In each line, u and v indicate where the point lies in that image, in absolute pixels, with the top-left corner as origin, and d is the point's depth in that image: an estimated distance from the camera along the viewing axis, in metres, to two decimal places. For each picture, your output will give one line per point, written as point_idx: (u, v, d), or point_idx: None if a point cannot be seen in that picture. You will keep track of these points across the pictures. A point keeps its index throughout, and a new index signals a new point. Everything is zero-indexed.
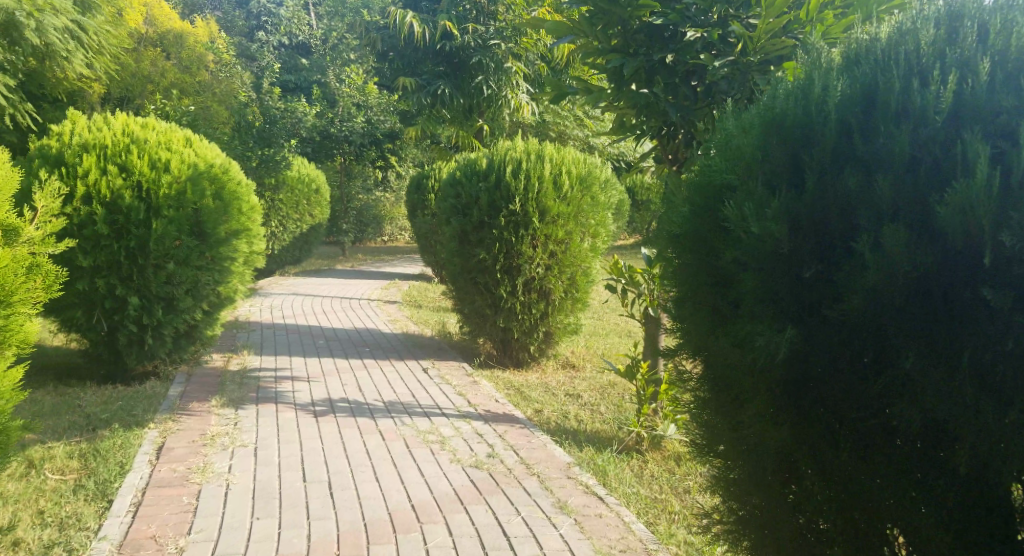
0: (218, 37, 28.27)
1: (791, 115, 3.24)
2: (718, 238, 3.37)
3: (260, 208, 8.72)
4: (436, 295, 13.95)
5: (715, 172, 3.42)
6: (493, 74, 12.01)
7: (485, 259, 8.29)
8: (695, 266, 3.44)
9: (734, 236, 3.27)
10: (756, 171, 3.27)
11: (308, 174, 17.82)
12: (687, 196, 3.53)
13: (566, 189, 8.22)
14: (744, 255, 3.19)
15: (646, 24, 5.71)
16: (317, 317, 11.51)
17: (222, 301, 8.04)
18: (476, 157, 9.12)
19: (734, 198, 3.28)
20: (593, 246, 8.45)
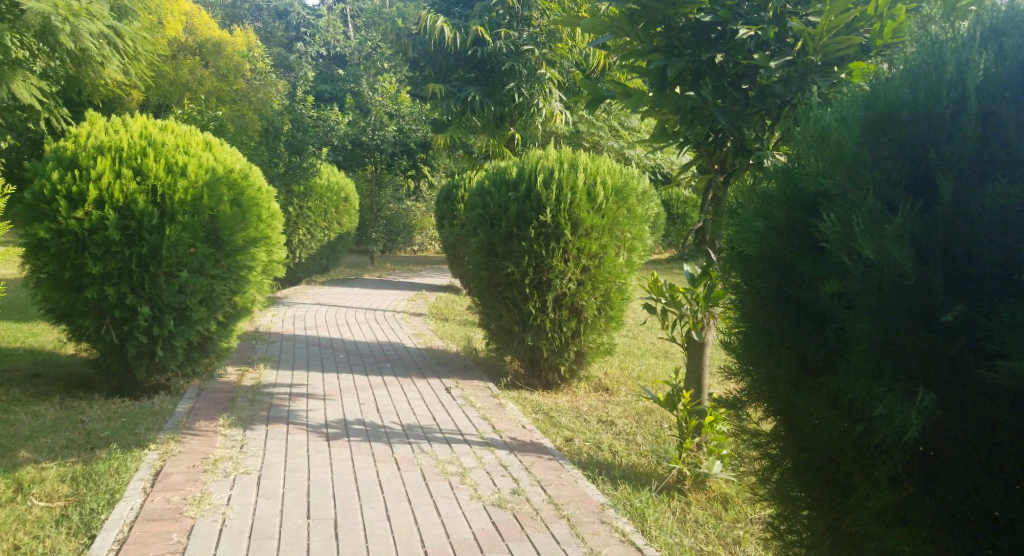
0: (255, 47, 28.48)
1: (919, 113, 3.02)
2: (813, 271, 3.18)
3: (281, 214, 8.39)
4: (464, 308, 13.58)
5: (813, 174, 3.21)
6: (525, 82, 11.45)
7: (514, 273, 7.88)
8: (769, 293, 3.35)
9: (837, 262, 3.08)
10: (869, 180, 3.06)
11: (338, 182, 17.50)
12: (776, 217, 3.33)
13: (601, 201, 7.79)
14: (856, 290, 2.99)
15: (694, 22, 5.32)
16: (340, 330, 11.14)
17: (238, 312, 7.68)
18: (507, 165, 8.72)
19: (841, 213, 3.07)
20: (628, 261, 8.00)
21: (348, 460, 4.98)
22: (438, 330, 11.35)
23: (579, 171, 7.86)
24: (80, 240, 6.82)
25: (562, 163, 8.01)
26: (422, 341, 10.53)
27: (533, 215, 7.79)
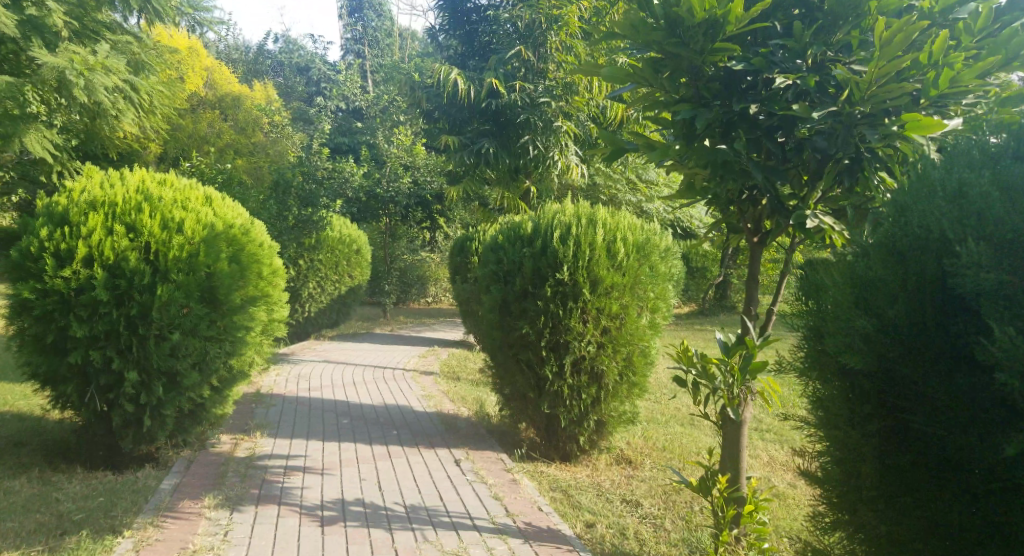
0: (273, 101, 28.54)
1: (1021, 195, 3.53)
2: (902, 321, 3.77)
3: (283, 270, 7.96)
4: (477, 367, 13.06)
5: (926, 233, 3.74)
6: (540, 135, 10.42)
7: (529, 334, 7.41)
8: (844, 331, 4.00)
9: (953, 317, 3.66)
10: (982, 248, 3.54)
11: (350, 234, 16.92)
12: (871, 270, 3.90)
13: (621, 257, 7.34)
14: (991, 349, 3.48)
15: (724, 71, 4.84)
16: (346, 391, 10.64)
17: (234, 376, 7.24)
18: (521, 219, 8.26)
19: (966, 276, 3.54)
20: (652, 322, 7.52)
21: (343, 549, 4.49)
22: (449, 392, 10.83)
23: (597, 227, 7.40)
24: (66, 300, 6.43)
25: (580, 217, 7.56)
26: (433, 404, 10.01)
27: (548, 271, 7.34)
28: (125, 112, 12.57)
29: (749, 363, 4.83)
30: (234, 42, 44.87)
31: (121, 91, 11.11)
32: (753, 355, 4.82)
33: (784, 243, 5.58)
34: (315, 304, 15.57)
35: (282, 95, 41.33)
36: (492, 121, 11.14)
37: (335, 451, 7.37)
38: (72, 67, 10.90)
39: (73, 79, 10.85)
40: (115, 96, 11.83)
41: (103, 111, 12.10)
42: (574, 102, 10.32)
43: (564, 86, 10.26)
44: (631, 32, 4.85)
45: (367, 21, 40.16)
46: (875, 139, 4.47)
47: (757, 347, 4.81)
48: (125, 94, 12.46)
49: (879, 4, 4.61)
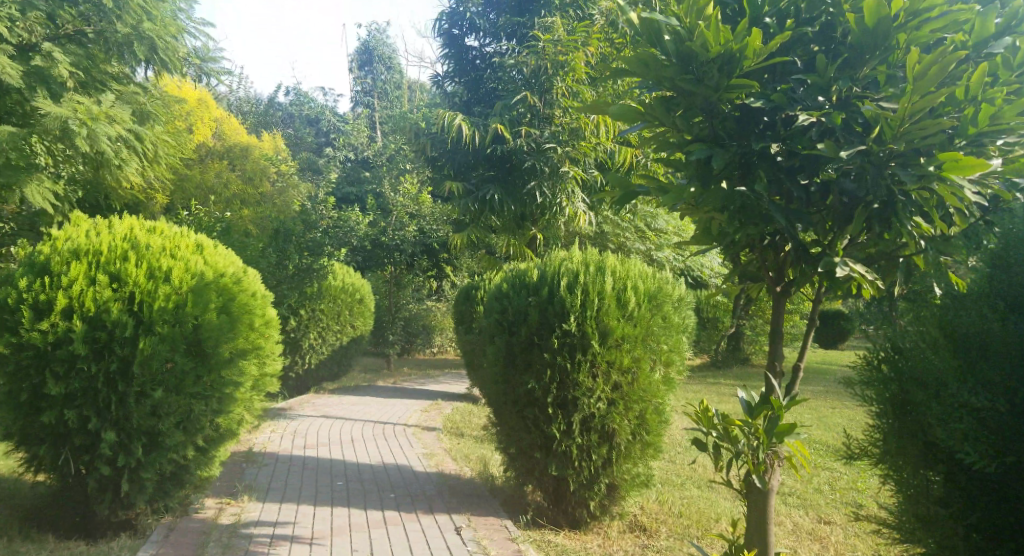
0: (281, 150, 28.42)
1: None
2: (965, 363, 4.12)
3: (277, 321, 7.57)
4: (482, 421, 12.61)
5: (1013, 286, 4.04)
6: (545, 181, 9.98)
7: (534, 389, 6.99)
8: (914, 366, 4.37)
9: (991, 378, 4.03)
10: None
11: (353, 283, 16.52)
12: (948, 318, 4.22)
13: (632, 307, 6.95)
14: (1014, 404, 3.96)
15: (742, 108, 4.49)
16: (344, 450, 10.20)
17: (222, 435, 6.83)
18: (526, 267, 7.87)
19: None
20: (665, 377, 7.10)
21: None
22: (452, 450, 10.38)
23: (606, 275, 7.01)
24: (43, 354, 6.04)
25: (588, 265, 7.18)
26: (434, 465, 9.55)
27: (555, 322, 6.94)
28: (128, 161, 12.39)
29: (776, 425, 4.52)
30: (244, 94, 45.04)
31: (106, 131, 11.00)
32: (780, 417, 4.52)
33: (808, 293, 5.19)
34: (316, 356, 15.16)
35: (290, 145, 41.30)
36: (496, 166, 10.46)
37: (329, 517, 6.92)
38: (75, 115, 10.84)
39: (77, 129, 10.77)
40: (116, 145, 11.70)
41: (106, 161, 11.98)
42: (580, 147, 9.94)
43: (571, 131, 9.98)
44: (641, 69, 4.45)
45: (375, 73, 40.26)
46: (910, 180, 4.13)
47: (784, 409, 4.50)
48: (129, 143, 12.32)
49: (909, 36, 4.28)
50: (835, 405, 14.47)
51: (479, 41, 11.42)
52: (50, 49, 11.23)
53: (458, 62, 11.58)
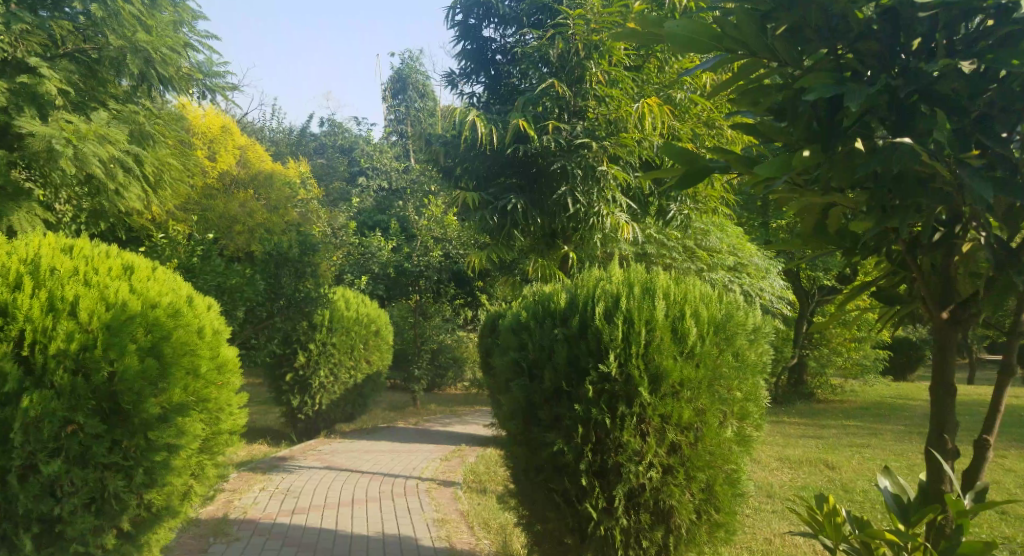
0: (307, 180, 26.93)
1: None
2: None
3: (237, 362, 6.03)
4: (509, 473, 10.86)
5: None
6: (580, 184, 8.10)
7: (564, 453, 5.28)
8: None
9: None
10: None
11: (369, 312, 14.54)
12: None
13: (693, 341, 5.22)
14: None
15: (898, 17, 2.96)
16: (340, 516, 8.54)
17: (156, 516, 5.28)
18: (549, 291, 6.15)
19: None
20: (738, 434, 5.36)
21: None
22: (469, 515, 8.64)
23: (658, 299, 5.29)
24: None
25: (632, 285, 5.46)
26: (444, 537, 7.83)
27: (588, 363, 5.24)
28: (130, 185, 10.97)
29: (957, 546, 3.06)
30: (275, 126, 43.86)
31: (91, 148, 9.63)
32: (962, 533, 3.06)
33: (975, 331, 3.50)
34: (328, 397, 13.39)
35: (321, 174, 39.71)
36: (522, 171, 8.54)
37: None
38: (61, 135, 9.50)
39: (60, 149, 9.41)
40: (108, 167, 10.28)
41: (103, 185, 10.63)
42: (621, 140, 7.99)
43: (608, 124, 8.13)
44: None
45: (408, 102, 38.73)
46: None
47: (967, 520, 3.04)
48: (128, 167, 10.85)
49: None
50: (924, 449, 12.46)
51: (499, 33, 9.34)
52: (37, 66, 9.89)
53: (476, 58, 9.50)
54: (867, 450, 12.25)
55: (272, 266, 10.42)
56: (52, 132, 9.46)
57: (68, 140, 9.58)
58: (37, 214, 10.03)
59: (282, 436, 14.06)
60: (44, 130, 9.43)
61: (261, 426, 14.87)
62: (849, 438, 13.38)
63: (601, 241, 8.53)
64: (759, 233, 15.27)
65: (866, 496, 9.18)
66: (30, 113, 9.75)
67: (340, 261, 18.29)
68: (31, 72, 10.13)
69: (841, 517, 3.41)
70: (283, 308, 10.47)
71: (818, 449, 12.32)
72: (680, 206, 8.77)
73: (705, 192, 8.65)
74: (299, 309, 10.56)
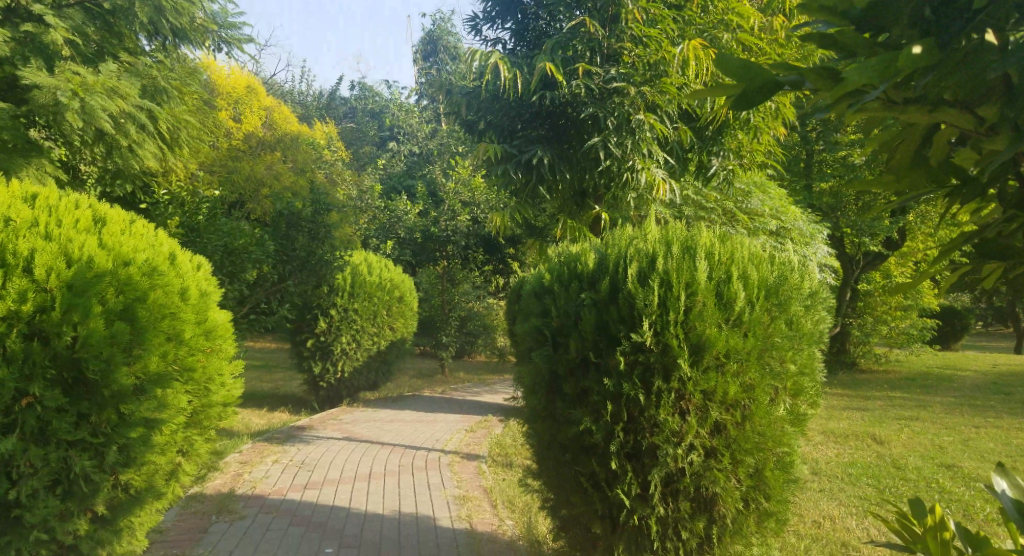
0: (335, 144, 26.25)
1: None
2: None
3: (229, 329, 5.48)
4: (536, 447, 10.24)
5: None
6: (614, 135, 7.35)
7: (591, 433, 4.64)
8: None
9: None
10: None
11: (392, 277, 13.91)
12: None
13: (740, 307, 4.52)
14: None
15: None
16: (352, 491, 7.97)
17: (136, 499, 4.81)
18: (577, 251, 5.47)
19: None
20: (791, 412, 4.66)
21: None
22: (493, 491, 8.02)
23: (701, 259, 4.59)
24: None
25: (671, 243, 4.75)
26: (464, 518, 7.23)
27: (619, 331, 4.58)
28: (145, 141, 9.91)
29: None
30: (305, 92, 43.17)
31: (97, 99, 8.69)
32: None
33: None
34: (350, 365, 12.79)
35: (352, 139, 38.87)
36: (550, 123, 7.80)
37: None
38: (66, 87, 8.66)
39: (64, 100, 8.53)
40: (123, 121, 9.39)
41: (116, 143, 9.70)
42: (662, 86, 7.19)
43: (646, 68, 7.33)
44: None
45: (439, 64, 37.83)
46: None
47: None
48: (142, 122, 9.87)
49: None
50: (981, 422, 11.65)
51: None
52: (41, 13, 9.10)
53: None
54: (917, 423, 11.45)
55: (283, 226, 9.92)
56: (58, 83, 8.64)
57: (73, 91, 8.71)
58: (49, 169, 9.05)
59: (304, 404, 13.52)
60: (49, 80, 8.61)
61: (284, 394, 14.37)
62: (897, 411, 12.56)
63: (636, 200, 7.74)
64: (804, 196, 14.34)
65: (919, 473, 8.38)
66: (37, 64, 8.91)
67: (364, 225, 17.58)
68: (39, 23, 9.31)
69: (950, 532, 3.10)
70: (297, 272, 9.94)
71: (863, 422, 11.52)
72: (724, 161, 8.03)
73: (750, 146, 7.92)
74: (314, 273, 10.07)
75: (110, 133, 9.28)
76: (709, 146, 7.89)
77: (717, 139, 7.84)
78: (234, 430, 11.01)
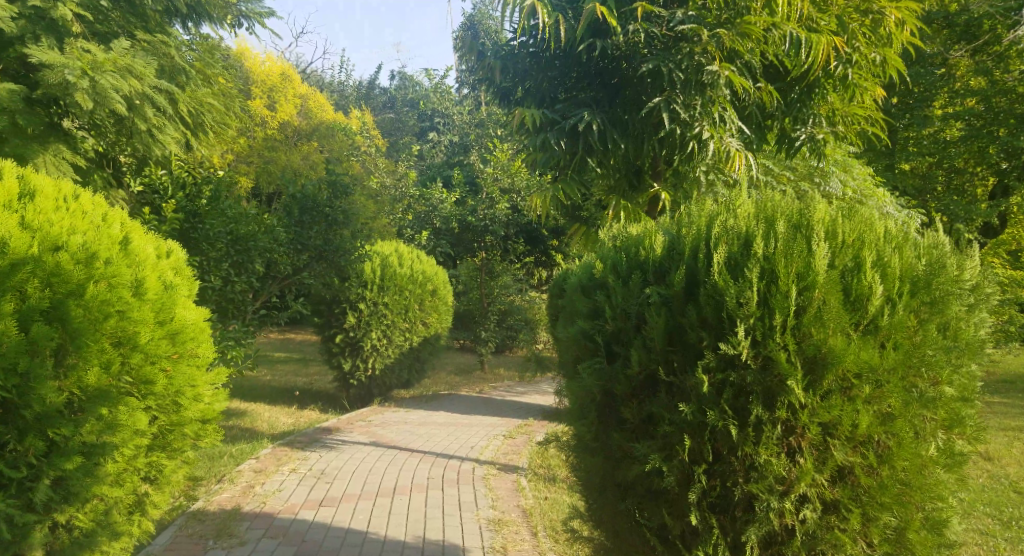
0: (371, 132, 25.11)
1: None
2: None
3: (209, 331, 4.40)
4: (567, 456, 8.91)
5: None
6: (677, 95, 6.20)
7: (662, 476, 3.58)
8: None
9: None
10: None
11: (424, 268, 12.64)
12: None
13: (876, 308, 3.44)
14: None
15: None
16: (378, 508, 6.77)
17: (80, 544, 3.80)
18: (637, 233, 4.33)
19: None
20: (945, 452, 3.53)
21: None
22: (533, 515, 6.83)
23: (819, 240, 3.50)
24: None
25: (774, 218, 3.66)
26: (500, 549, 6.10)
27: (700, 344, 3.54)
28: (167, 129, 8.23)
29: None
30: (342, 81, 42.08)
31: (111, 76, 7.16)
32: None
33: None
34: (381, 362, 11.68)
35: (392, 129, 37.65)
36: (598, 82, 6.67)
37: None
38: (76, 63, 7.11)
39: (74, 78, 7.01)
40: (150, 106, 7.83)
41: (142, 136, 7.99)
42: (743, 28, 6.04)
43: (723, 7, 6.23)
44: None
45: None
46: None
47: None
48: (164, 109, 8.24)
49: None
50: None
51: None
52: None
53: None
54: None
55: (296, 211, 8.80)
56: (67, 60, 7.12)
57: (83, 70, 7.16)
58: (68, 157, 7.37)
59: (332, 402, 12.43)
60: (57, 57, 7.11)
61: (312, 390, 13.31)
62: (1003, 419, 11.16)
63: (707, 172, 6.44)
64: (886, 176, 12.84)
65: None
66: (49, 41, 7.42)
67: (400, 213, 16.42)
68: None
69: None
70: (314, 262, 8.88)
71: None
72: (813, 128, 6.74)
73: (846, 110, 6.70)
74: (333, 264, 9.07)
75: (129, 117, 7.63)
76: (795, 112, 6.70)
77: (804, 101, 6.65)
78: (254, 432, 9.99)
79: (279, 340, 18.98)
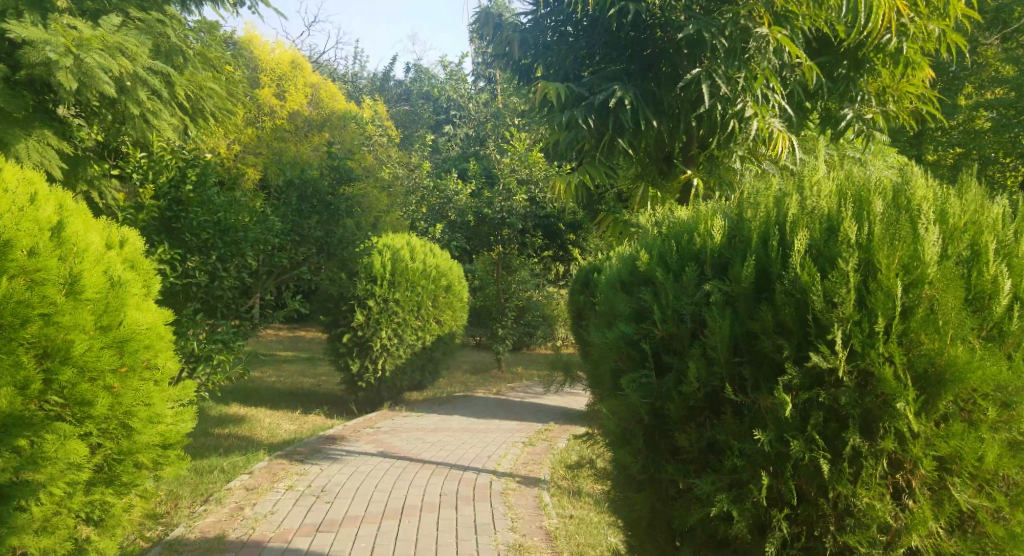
0: (386, 124, 24.30)
1: None
2: None
3: (172, 334, 3.90)
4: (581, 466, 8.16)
5: None
6: (722, 63, 5.28)
7: (730, 524, 2.85)
8: None
9: None
10: None
11: (437, 262, 11.87)
12: None
13: (1003, 309, 2.71)
14: None
15: None
16: (380, 536, 5.95)
17: None
18: (689, 216, 3.56)
19: None
20: None
21: None
22: (558, 540, 6.06)
23: (929, 223, 2.76)
24: None
25: (864, 197, 2.91)
26: None
27: (776, 353, 2.80)
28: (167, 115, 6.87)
29: None
30: (357, 76, 41.24)
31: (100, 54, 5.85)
32: None
33: None
34: (391, 363, 10.94)
35: (411, 126, 36.93)
36: (628, 55, 5.80)
37: None
38: (59, 39, 5.81)
39: (55, 56, 5.70)
40: (149, 93, 6.53)
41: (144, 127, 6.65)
42: None
43: None
44: None
45: None
46: None
47: None
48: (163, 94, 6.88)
49: None
50: None
51: None
52: None
53: None
54: None
55: (294, 197, 8.04)
56: (48, 36, 5.83)
57: (67, 48, 5.85)
58: (53, 142, 6.04)
59: (339, 406, 11.68)
60: (38, 32, 5.79)
61: (319, 393, 12.56)
62: None
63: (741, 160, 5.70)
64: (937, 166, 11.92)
65: None
66: (31, 18, 6.00)
67: (414, 206, 15.59)
68: None
69: None
70: (315, 256, 8.18)
71: None
72: (861, 107, 5.67)
73: (899, 88, 5.59)
74: (335, 258, 8.29)
75: (121, 99, 6.33)
76: (841, 90, 5.63)
77: (852, 77, 5.59)
78: (252, 440, 9.25)
79: (289, 339, 18.27)
